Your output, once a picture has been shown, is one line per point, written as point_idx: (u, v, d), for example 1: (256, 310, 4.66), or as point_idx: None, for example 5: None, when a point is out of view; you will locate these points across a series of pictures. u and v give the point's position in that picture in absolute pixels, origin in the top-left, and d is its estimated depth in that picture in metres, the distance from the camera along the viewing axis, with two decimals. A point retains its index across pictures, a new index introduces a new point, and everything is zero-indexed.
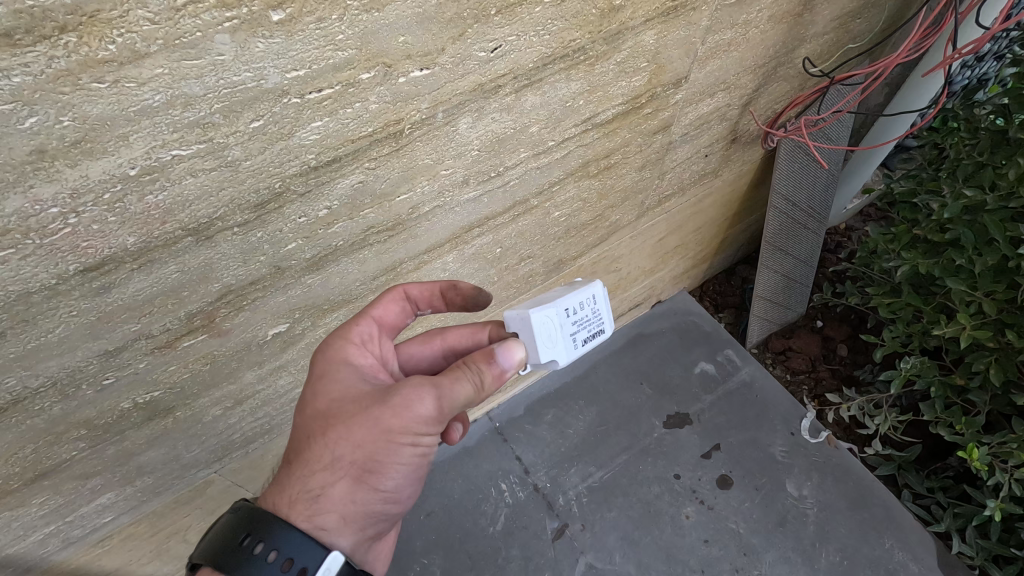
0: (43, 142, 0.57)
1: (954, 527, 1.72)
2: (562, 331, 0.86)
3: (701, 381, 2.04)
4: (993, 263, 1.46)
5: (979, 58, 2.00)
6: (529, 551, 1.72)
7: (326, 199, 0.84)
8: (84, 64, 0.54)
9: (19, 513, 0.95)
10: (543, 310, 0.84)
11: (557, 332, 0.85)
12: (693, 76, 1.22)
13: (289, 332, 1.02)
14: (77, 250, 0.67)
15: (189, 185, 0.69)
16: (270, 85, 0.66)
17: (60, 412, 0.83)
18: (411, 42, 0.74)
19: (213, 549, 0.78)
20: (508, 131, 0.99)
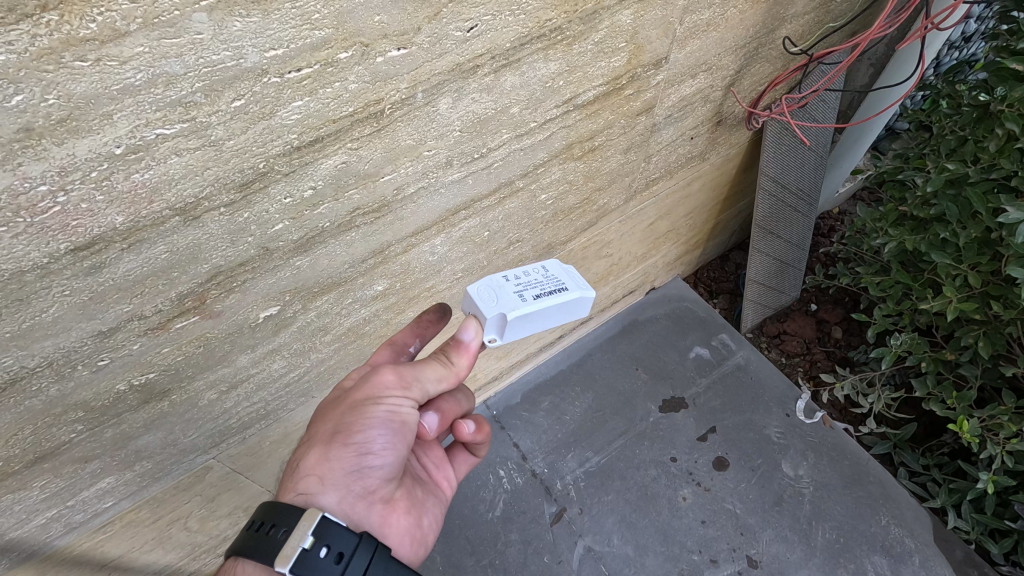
0: (29, 120, 0.59)
1: (948, 502, 1.73)
2: (508, 291, 0.99)
3: (696, 365, 2.05)
4: (977, 235, 1.49)
5: (967, 39, 2.01)
6: (528, 535, 1.73)
7: (311, 179, 0.86)
8: (66, 42, 0.56)
9: (21, 496, 0.97)
10: (487, 281, 0.99)
11: (502, 291, 0.98)
12: (673, 56, 1.24)
13: (281, 315, 1.04)
14: (67, 228, 0.69)
15: (174, 164, 0.72)
16: (249, 64, 0.68)
17: (57, 393, 0.86)
18: (387, 21, 0.76)
19: (244, 544, 0.82)
20: (489, 112, 1.01)
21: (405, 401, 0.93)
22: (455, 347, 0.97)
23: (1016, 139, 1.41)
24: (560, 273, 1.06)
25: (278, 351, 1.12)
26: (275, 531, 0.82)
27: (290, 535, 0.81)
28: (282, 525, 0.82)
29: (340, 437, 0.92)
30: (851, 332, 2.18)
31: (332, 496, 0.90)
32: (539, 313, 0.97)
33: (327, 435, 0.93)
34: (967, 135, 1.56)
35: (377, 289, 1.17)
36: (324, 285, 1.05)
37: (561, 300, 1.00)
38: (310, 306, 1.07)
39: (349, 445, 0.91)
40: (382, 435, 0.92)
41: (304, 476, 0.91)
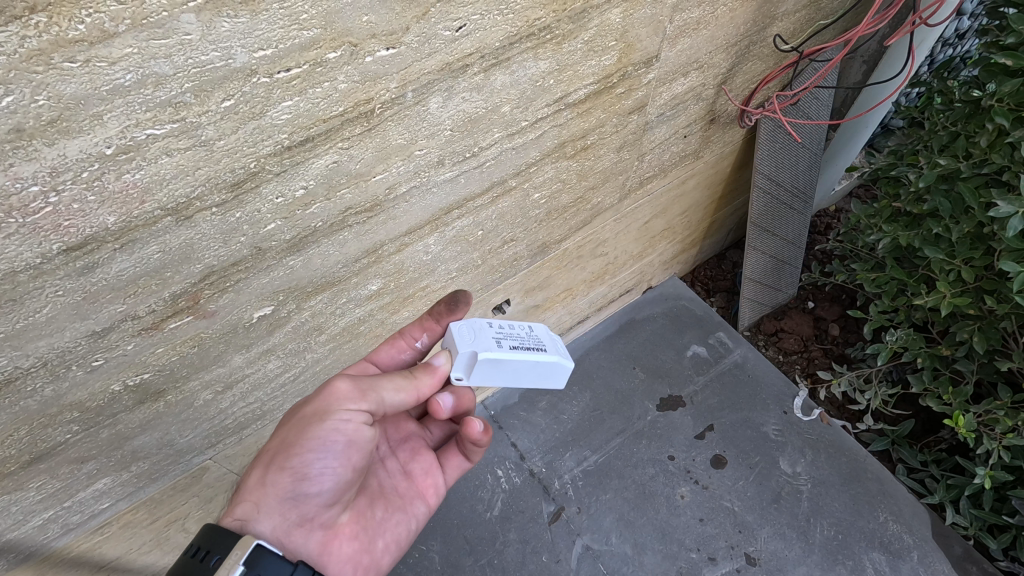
0: (20, 121, 0.60)
1: (948, 498, 1.72)
2: (488, 334, 1.01)
3: (693, 363, 2.06)
4: (970, 229, 1.49)
5: (960, 36, 2.01)
6: (526, 535, 1.73)
7: (302, 178, 0.87)
8: (55, 44, 0.57)
9: (18, 497, 0.98)
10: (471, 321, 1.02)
11: (481, 333, 1.01)
12: (664, 55, 1.25)
13: (275, 315, 1.05)
14: (59, 228, 0.70)
15: (165, 164, 0.72)
16: (238, 65, 0.69)
17: (52, 393, 0.86)
18: (375, 21, 0.77)
19: (174, 569, 0.84)
20: (480, 111, 1.02)
21: (350, 424, 0.93)
22: (423, 367, 0.98)
23: (1007, 134, 1.42)
24: (544, 337, 1.09)
25: (273, 351, 1.13)
26: (207, 556, 0.84)
27: (223, 563, 0.83)
28: (214, 550, 0.85)
29: (281, 458, 0.93)
30: (848, 329, 2.18)
31: (268, 519, 0.93)
32: (510, 364, 0.99)
33: (271, 455, 0.95)
34: (959, 130, 1.56)
35: (371, 289, 1.18)
36: (318, 284, 1.06)
37: (536, 360, 1.02)
38: (303, 306, 1.08)
39: (287, 468, 0.93)
40: (323, 458, 0.94)
41: (244, 498, 0.94)
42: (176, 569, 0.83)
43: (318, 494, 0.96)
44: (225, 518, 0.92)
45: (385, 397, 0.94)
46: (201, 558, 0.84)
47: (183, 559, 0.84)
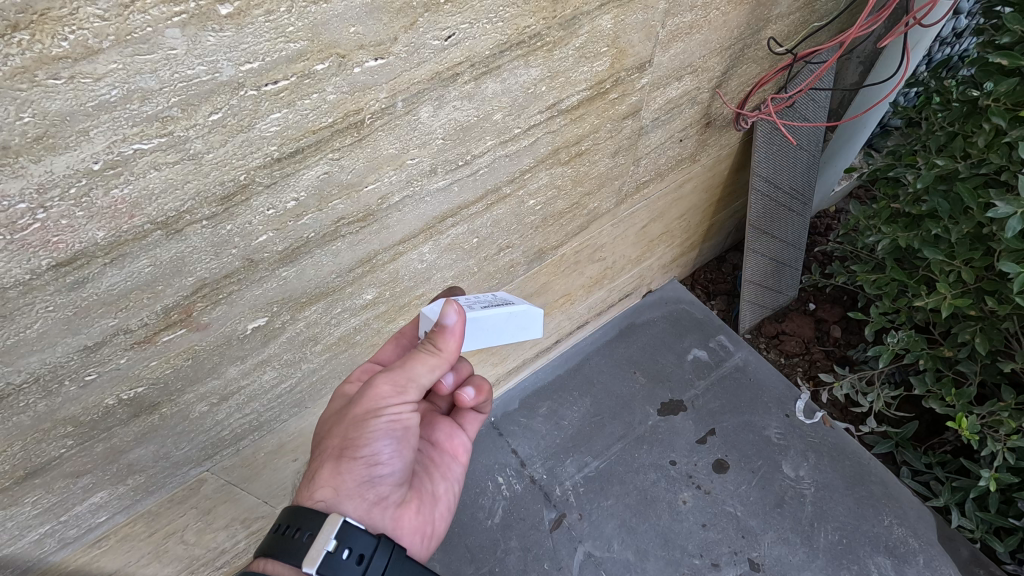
0: (6, 139, 0.59)
1: (952, 501, 1.69)
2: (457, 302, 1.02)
3: (694, 367, 2.04)
4: (969, 230, 1.48)
5: (958, 35, 2.00)
6: (527, 542, 1.72)
7: (293, 190, 0.87)
8: (39, 61, 0.57)
9: (13, 512, 0.98)
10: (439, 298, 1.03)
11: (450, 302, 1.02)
12: (657, 60, 1.24)
13: (269, 325, 1.05)
14: (48, 245, 0.70)
15: (153, 178, 0.72)
16: (225, 78, 0.69)
17: (45, 408, 0.86)
18: (363, 32, 0.77)
19: (269, 544, 0.92)
20: (471, 119, 1.02)
21: (403, 410, 1.02)
22: (438, 332, 0.96)
23: (1005, 133, 1.42)
24: (513, 297, 1.07)
25: (269, 361, 1.12)
26: (297, 533, 0.92)
27: (315, 538, 0.90)
28: (303, 527, 0.92)
29: (348, 452, 1.01)
30: (850, 330, 2.17)
31: (351, 506, 1.00)
32: (484, 321, 0.98)
33: (336, 450, 1.02)
34: (958, 130, 1.56)
35: (367, 298, 1.17)
36: (312, 294, 1.06)
37: (508, 311, 1.00)
38: (298, 316, 1.08)
39: (358, 459, 1.01)
40: (387, 445, 1.03)
41: (320, 486, 1.00)
42: (270, 545, 0.92)
43: (388, 478, 1.05)
44: (307, 503, 0.98)
45: (419, 377, 0.99)
46: (294, 534, 0.92)
47: (278, 534, 0.93)
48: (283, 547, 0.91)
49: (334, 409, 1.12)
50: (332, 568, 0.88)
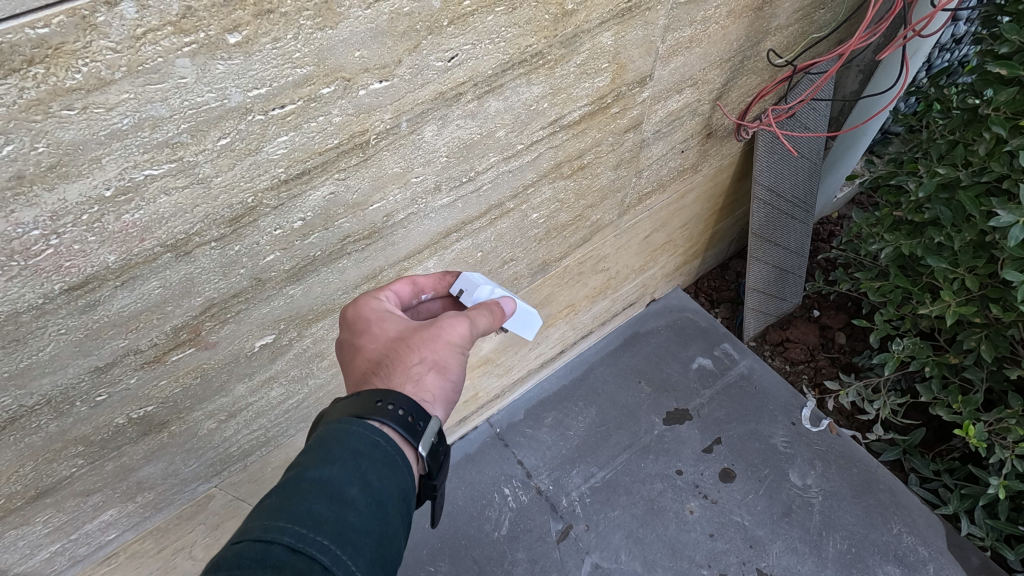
0: (20, 168, 0.61)
1: (961, 509, 1.70)
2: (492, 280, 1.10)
3: (699, 376, 2.04)
4: (972, 238, 1.50)
5: (958, 41, 2.00)
6: (534, 553, 1.72)
7: (300, 211, 0.88)
8: (53, 93, 0.58)
9: (24, 531, 0.98)
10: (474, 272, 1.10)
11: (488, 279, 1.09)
12: (657, 73, 1.26)
13: (276, 342, 1.06)
14: (60, 270, 0.71)
15: (163, 204, 0.74)
16: (233, 104, 0.70)
17: (57, 429, 0.87)
18: (367, 56, 0.78)
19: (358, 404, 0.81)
20: (474, 137, 1.03)
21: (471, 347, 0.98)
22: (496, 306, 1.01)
23: (1005, 141, 1.43)
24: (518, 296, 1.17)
25: (275, 378, 1.13)
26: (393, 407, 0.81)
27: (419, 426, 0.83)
28: (402, 407, 0.82)
29: (439, 369, 0.90)
30: (855, 337, 2.16)
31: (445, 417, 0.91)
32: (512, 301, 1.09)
33: (425, 365, 0.89)
34: (958, 138, 1.57)
35: None
36: (318, 311, 1.06)
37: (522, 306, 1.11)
38: (305, 332, 1.08)
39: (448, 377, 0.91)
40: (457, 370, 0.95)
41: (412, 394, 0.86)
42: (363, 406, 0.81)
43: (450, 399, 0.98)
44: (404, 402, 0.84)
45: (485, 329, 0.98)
46: (385, 406, 0.81)
47: (377, 408, 0.80)
48: (389, 418, 0.80)
49: (373, 330, 0.93)
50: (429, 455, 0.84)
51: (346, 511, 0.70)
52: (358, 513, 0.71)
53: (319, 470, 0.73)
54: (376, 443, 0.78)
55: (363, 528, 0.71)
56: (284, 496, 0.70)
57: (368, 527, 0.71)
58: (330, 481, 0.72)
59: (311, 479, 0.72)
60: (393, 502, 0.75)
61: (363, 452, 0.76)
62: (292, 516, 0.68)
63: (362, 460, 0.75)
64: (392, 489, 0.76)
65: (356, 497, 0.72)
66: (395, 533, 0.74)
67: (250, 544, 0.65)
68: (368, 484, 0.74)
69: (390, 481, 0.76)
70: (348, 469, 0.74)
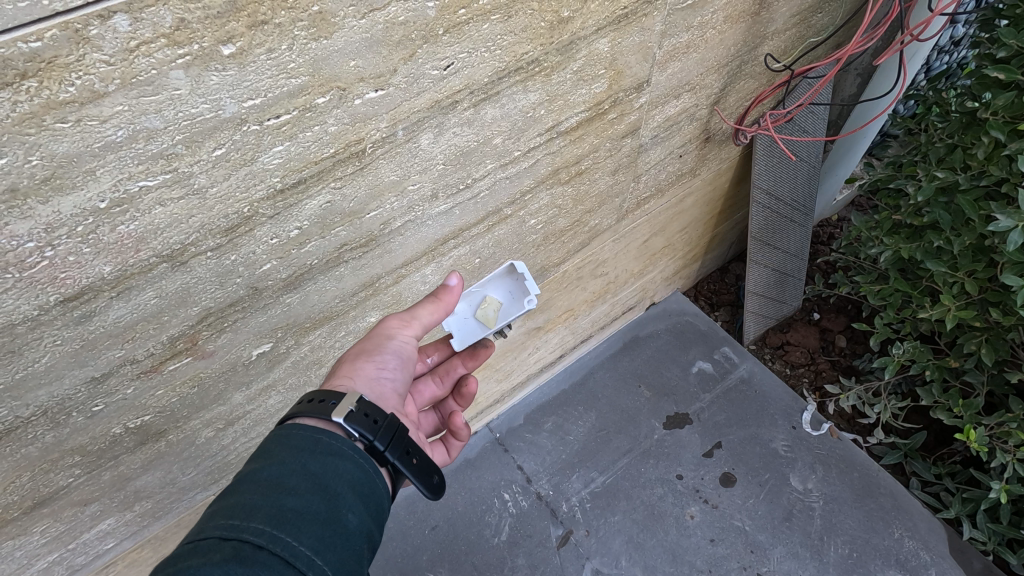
0: (14, 181, 0.61)
1: (962, 513, 1.68)
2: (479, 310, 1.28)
3: (699, 380, 2.04)
4: (971, 242, 1.50)
5: (956, 43, 2.00)
6: (534, 559, 1.71)
7: (296, 219, 0.88)
8: (47, 106, 0.58)
9: (22, 541, 0.98)
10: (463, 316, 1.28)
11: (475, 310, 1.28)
12: (654, 79, 1.25)
13: (274, 351, 1.05)
14: (56, 281, 0.71)
15: (158, 214, 0.74)
16: (228, 115, 0.70)
17: (53, 440, 0.87)
18: (363, 65, 0.78)
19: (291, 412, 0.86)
20: (472, 144, 1.03)
21: (412, 336, 1.06)
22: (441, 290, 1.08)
23: (1004, 145, 1.43)
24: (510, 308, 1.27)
25: (273, 386, 1.13)
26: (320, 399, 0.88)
27: (340, 404, 0.86)
28: (322, 394, 0.89)
29: (367, 354, 1.00)
30: (855, 340, 2.16)
31: (368, 395, 0.96)
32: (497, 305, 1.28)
33: (356, 353, 1.01)
34: (957, 142, 1.56)
35: (369, 321, 1.18)
36: (315, 319, 1.06)
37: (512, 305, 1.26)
38: (302, 340, 1.08)
39: (375, 360, 1.00)
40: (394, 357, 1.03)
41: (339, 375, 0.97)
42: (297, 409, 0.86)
43: (395, 385, 1.03)
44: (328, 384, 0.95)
45: (422, 315, 1.06)
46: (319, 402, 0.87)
47: (301, 404, 0.87)
48: (308, 410, 0.86)
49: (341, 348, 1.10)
50: (357, 423, 0.86)
51: (286, 497, 0.72)
52: (300, 497, 0.73)
53: (260, 471, 0.75)
54: (313, 435, 0.81)
55: (305, 509, 0.72)
56: (227, 498, 0.73)
57: (311, 509, 0.72)
58: (271, 477, 0.74)
59: (251, 479, 0.74)
60: (340, 486, 0.76)
61: (302, 445, 0.79)
62: (231, 512, 0.70)
63: (302, 453, 0.78)
64: (338, 474, 0.77)
65: (297, 486, 0.74)
66: (344, 512, 0.75)
67: (188, 544, 0.67)
68: (311, 472, 0.76)
69: (334, 466, 0.78)
70: (287, 462, 0.76)
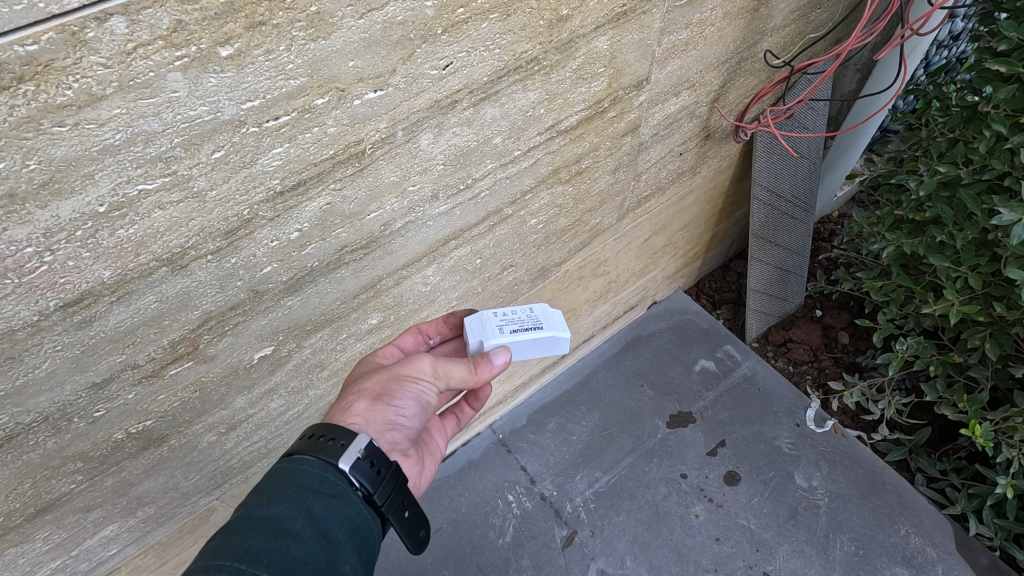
0: (13, 186, 0.60)
1: (969, 508, 1.69)
2: (497, 323, 1.09)
3: (701, 379, 2.03)
4: (974, 237, 1.49)
5: (955, 37, 1.99)
6: (539, 560, 1.70)
7: (297, 221, 0.88)
8: (44, 110, 0.58)
9: (24, 549, 0.98)
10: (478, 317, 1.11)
11: (492, 323, 1.09)
12: (654, 77, 1.25)
13: (275, 354, 1.05)
14: (55, 286, 0.70)
15: (158, 217, 0.73)
16: (227, 117, 0.70)
17: (55, 446, 0.86)
18: (362, 66, 0.78)
19: (299, 445, 0.85)
20: (471, 144, 1.02)
21: (435, 388, 1.01)
22: (481, 359, 1.01)
23: (1005, 139, 1.43)
24: (543, 315, 1.12)
25: (275, 390, 1.12)
26: (329, 438, 0.86)
27: (347, 449, 0.84)
28: (330, 433, 0.86)
29: (384, 399, 0.96)
30: (858, 336, 2.15)
31: (378, 440, 0.94)
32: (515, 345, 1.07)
33: (374, 392, 0.97)
34: (958, 136, 1.56)
35: (371, 323, 1.18)
36: (317, 321, 1.06)
37: (534, 337, 1.07)
38: (304, 343, 1.08)
39: (392, 405, 0.97)
40: (411, 403, 0.99)
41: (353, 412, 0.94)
42: (303, 446, 0.85)
43: (408, 432, 1.00)
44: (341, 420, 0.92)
45: (451, 372, 1.00)
46: (327, 443, 0.85)
47: (309, 440, 0.86)
48: (314, 448, 0.84)
49: (363, 367, 1.07)
50: (360, 473, 0.83)
51: (290, 543, 0.72)
52: (302, 543, 0.72)
53: (265, 509, 0.75)
54: (320, 477, 0.81)
55: (307, 559, 0.71)
56: (231, 535, 0.72)
57: (313, 557, 0.72)
58: (275, 517, 0.74)
59: (256, 517, 0.74)
60: (341, 534, 0.77)
61: (309, 486, 0.79)
62: (235, 553, 0.69)
63: (308, 494, 0.78)
64: (340, 520, 0.78)
65: (301, 530, 0.74)
66: (342, 563, 0.74)
67: None
68: (315, 516, 0.76)
69: (337, 512, 0.78)
70: (292, 503, 0.76)
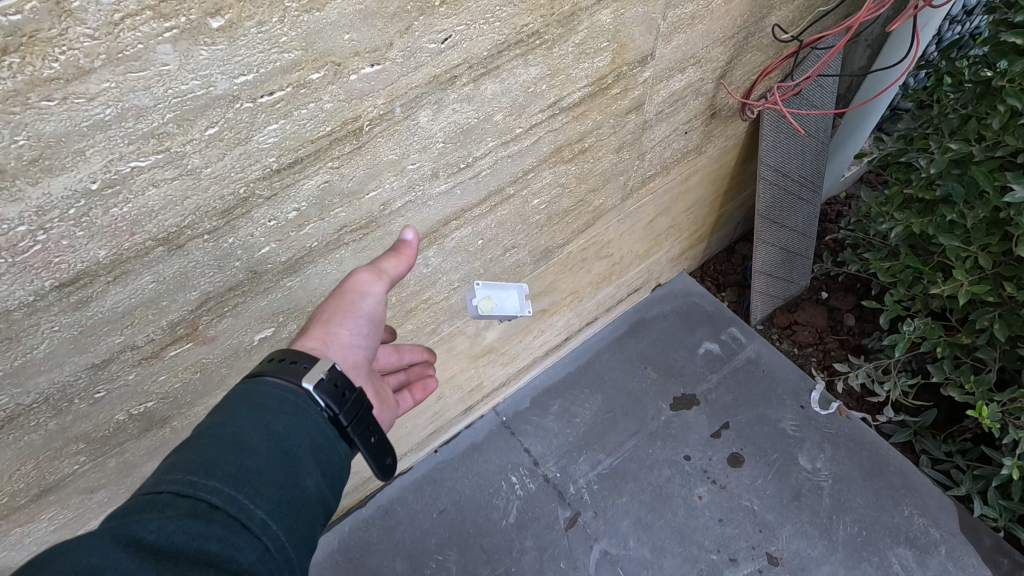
0: (2, 162, 0.59)
1: (974, 490, 1.68)
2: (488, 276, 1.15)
3: (705, 361, 2.02)
4: (985, 215, 1.47)
5: (969, 12, 1.94)
6: (543, 541, 1.71)
7: (294, 201, 0.86)
8: (31, 83, 0.56)
9: (30, 529, 0.98)
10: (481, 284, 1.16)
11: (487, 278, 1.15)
12: (659, 52, 1.22)
13: (276, 336, 1.04)
14: (50, 266, 0.70)
15: (152, 196, 0.72)
16: (219, 92, 0.68)
17: (56, 427, 0.86)
18: (357, 39, 0.75)
19: (262, 368, 0.83)
20: (472, 121, 1.00)
21: (382, 298, 0.97)
22: (402, 244, 0.99)
23: (1020, 114, 1.39)
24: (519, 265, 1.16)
25: None
26: (294, 361, 0.84)
27: (314, 368, 0.83)
28: (296, 356, 0.85)
29: (334, 318, 0.93)
30: (864, 318, 2.13)
31: (340, 362, 0.93)
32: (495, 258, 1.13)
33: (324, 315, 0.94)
34: (970, 112, 1.53)
35: None
36: (318, 303, 1.05)
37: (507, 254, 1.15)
38: (305, 325, 1.07)
39: (343, 324, 0.94)
40: (366, 323, 0.98)
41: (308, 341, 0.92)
42: (268, 368, 0.83)
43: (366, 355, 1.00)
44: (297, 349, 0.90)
45: (388, 271, 0.96)
46: (293, 364, 0.83)
47: (275, 362, 0.84)
48: (279, 369, 0.83)
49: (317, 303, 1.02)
50: (325, 393, 0.82)
51: (247, 459, 0.71)
52: (258, 458, 0.72)
53: (219, 429, 0.74)
54: (280, 397, 0.79)
55: (263, 473, 0.71)
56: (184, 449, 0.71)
57: (270, 470, 0.72)
58: (231, 436, 0.73)
59: (209, 436, 0.73)
60: (302, 450, 0.76)
61: (268, 405, 0.78)
62: (188, 466, 0.69)
63: (267, 412, 0.77)
64: (300, 437, 0.77)
65: (258, 446, 0.73)
66: (303, 477, 0.75)
67: (140, 496, 0.66)
68: (274, 434, 0.75)
69: (297, 429, 0.77)
70: (249, 421, 0.75)
